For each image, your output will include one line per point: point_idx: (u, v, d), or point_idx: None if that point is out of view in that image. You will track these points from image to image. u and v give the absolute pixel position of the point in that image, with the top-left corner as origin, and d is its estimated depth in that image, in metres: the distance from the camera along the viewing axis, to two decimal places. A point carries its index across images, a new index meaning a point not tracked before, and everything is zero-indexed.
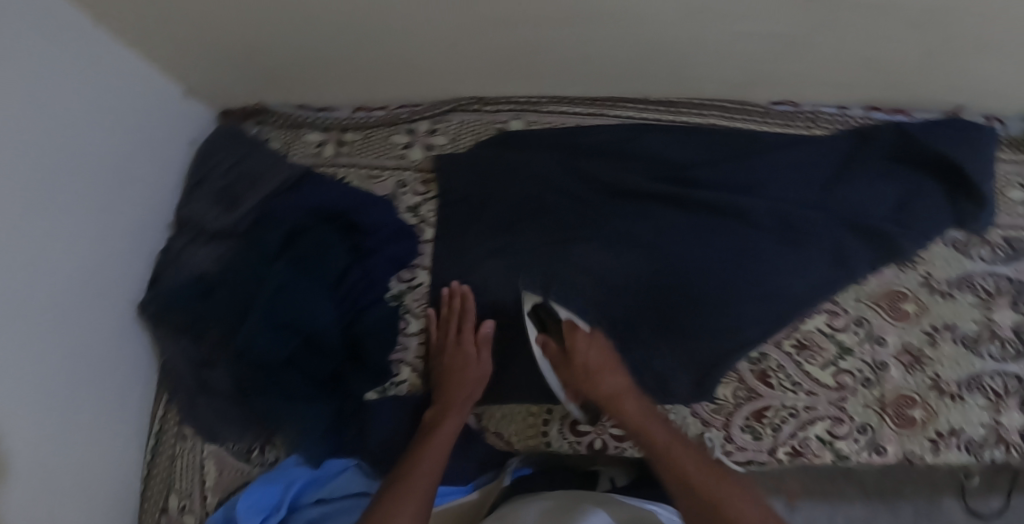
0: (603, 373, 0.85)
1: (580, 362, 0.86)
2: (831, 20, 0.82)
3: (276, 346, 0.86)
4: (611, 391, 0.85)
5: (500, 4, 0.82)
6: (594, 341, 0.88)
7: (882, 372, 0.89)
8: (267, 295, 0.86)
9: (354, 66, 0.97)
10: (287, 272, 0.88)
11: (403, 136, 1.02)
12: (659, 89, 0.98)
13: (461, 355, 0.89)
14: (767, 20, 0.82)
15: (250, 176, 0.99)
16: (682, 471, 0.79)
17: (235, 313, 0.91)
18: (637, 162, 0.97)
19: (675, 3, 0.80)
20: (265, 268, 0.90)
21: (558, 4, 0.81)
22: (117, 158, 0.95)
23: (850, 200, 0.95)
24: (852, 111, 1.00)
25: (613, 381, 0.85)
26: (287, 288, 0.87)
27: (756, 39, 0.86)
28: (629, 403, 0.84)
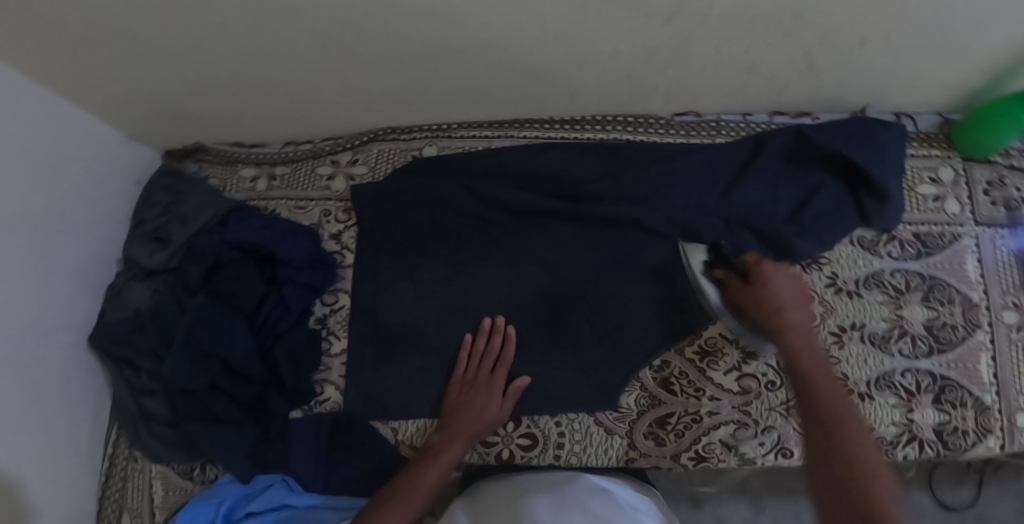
0: (790, 305, 0.77)
1: (755, 289, 0.79)
2: (698, 34, 0.85)
3: (194, 376, 0.92)
4: (798, 320, 0.76)
5: (383, 41, 0.87)
6: (787, 275, 0.79)
7: (787, 374, 0.90)
8: (185, 328, 0.92)
9: (271, 105, 1.03)
10: (205, 306, 0.94)
11: (328, 168, 1.08)
12: (560, 110, 1.01)
13: (483, 391, 0.90)
14: (637, 38, 0.85)
15: (181, 215, 1.05)
16: (824, 414, 0.68)
17: (161, 343, 0.96)
18: (543, 180, 1.00)
19: (543, 28, 0.84)
20: (188, 300, 0.96)
21: (436, 37, 0.86)
22: (61, 205, 1.02)
23: (751, 205, 0.95)
24: (756, 118, 1.01)
25: (794, 316, 0.76)
26: (206, 320, 0.93)
27: (636, 55, 0.88)
28: (805, 341, 0.74)
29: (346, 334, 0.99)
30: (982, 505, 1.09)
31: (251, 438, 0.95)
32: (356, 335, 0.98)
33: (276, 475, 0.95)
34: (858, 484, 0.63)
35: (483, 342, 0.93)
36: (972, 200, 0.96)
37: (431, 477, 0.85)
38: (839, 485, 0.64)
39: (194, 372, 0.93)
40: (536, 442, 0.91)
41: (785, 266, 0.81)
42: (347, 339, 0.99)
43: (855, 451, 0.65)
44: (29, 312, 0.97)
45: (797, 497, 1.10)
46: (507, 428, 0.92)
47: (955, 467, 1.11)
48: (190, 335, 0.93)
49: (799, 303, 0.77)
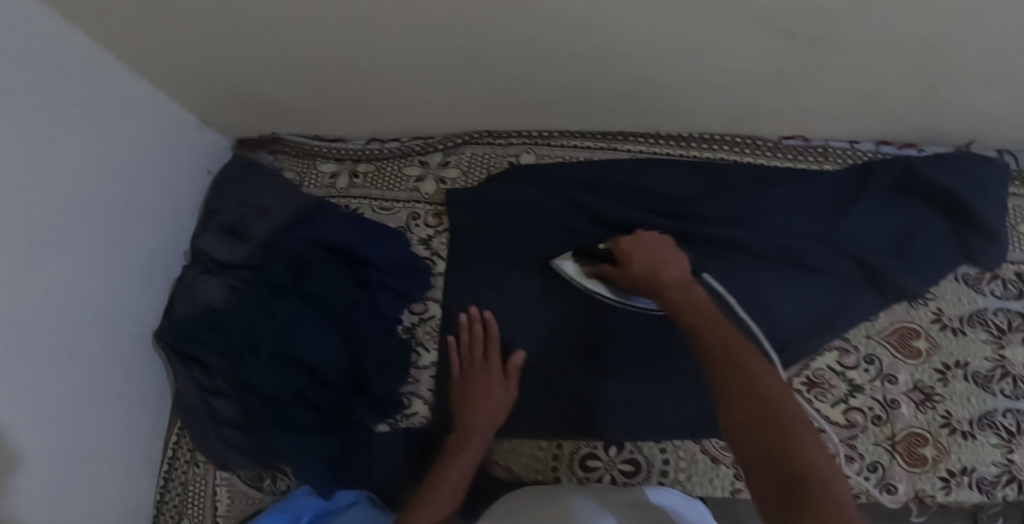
0: (665, 268, 0.82)
1: (633, 265, 0.85)
2: (838, 63, 0.82)
3: (279, 379, 0.88)
4: (674, 282, 0.79)
5: (508, 46, 0.82)
6: (652, 243, 0.86)
7: (894, 409, 0.89)
8: (275, 331, 0.88)
9: (363, 102, 0.98)
10: (297, 309, 0.90)
11: (416, 169, 1.04)
12: (668, 125, 0.98)
13: (483, 375, 0.91)
14: (776, 62, 0.82)
15: (259, 208, 0.99)
16: (724, 352, 0.66)
17: (244, 347, 0.89)
18: (648, 197, 0.97)
19: (684, 47, 0.80)
20: (277, 302, 0.91)
21: (566, 47, 0.82)
22: (132, 193, 0.95)
23: (857, 237, 0.93)
24: (863, 146, 0.99)
25: (670, 275, 0.80)
26: (296, 324, 0.89)
27: (765, 79, 0.85)
28: (682, 294, 0.76)
29: (436, 345, 0.95)
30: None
31: (331, 449, 0.88)
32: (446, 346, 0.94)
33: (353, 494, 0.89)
34: (771, 406, 0.60)
35: (466, 335, 0.93)
36: None
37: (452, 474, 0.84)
38: (747, 414, 0.60)
39: (279, 377, 0.88)
40: (640, 468, 0.88)
41: (651, 235, 0.88)
42: (436, 352, 0.95)
43: (759, 376, 0.63)
44: (86, 309, 0.88)
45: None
46: (608, 453, 0.88)
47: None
48: (278, 339, 0.88)
49: (671, 265, 0.82)
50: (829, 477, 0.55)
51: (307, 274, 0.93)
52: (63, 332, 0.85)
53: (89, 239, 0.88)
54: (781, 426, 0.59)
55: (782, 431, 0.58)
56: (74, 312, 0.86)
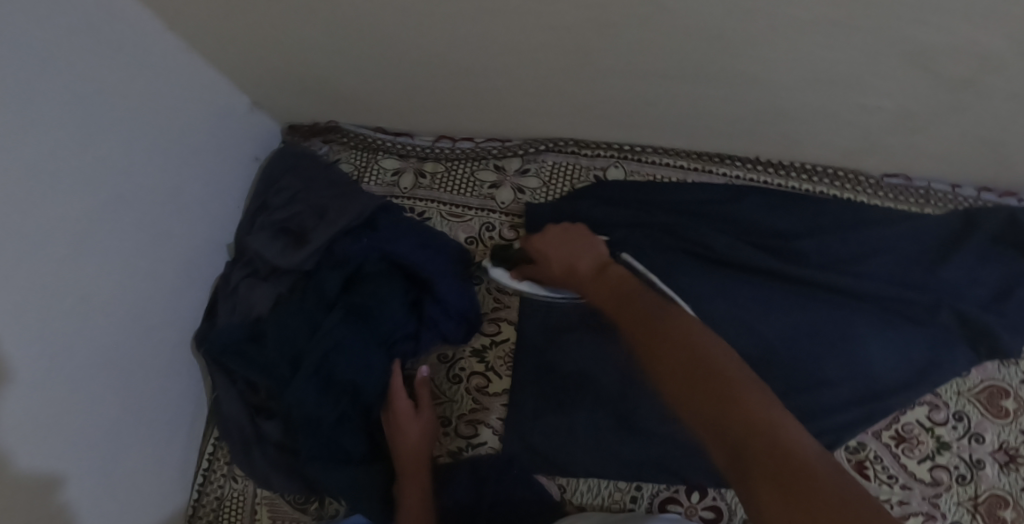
0: (572, 259, 0.81)
1: (547, 260, 0.83)
2: (962, 106, 0.78)
3: (326, 407, 0.81)
4: (586, 272, 0.79)
5: (610, 51, 0.77)
6: (564, 235, 0.83)
7: (979, 469, 0.86)
8: (321, 352, 0.81)
9: (438, 95, 0.90)
10: (347, 327, 0.83)
11: (491, 174, 0.95)
12: (771, 151, 0.92)
13: (414, 427, 0.83)
14: (896, 97, 0.78)
15: (317, 209, 0.91)
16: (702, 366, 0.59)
17: (286, 364, 0.83)
18: (738, 229, 0.92)
19: (802, 72, 0.76)
20: (322, 316, 0.84)
21: (674, 59, 0.77)
22: (179, 181, 0.88)
23: (952, 287, 0.90)
24: (964, 191, 0.94)
25: (582, 264, 0.79)
26: (343, 345, 0.82)
27: (877, 113, 0.82)
28: (609, 290, 0.74)
29: (507, 372, 0.89)
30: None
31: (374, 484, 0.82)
32: (518, 371, 0.88)
33: None
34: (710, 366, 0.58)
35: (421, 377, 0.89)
36: None
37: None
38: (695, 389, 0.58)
39: (329, 404, 0.81)
40: (721, 516, 0.82)
41: (561, 227, 0.85)
42: (508, 379, 0.89)
43: (694, 348, 0.61)
44: (124, 322, 0.80)
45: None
46: (690, 498, 0.83)
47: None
48: (325, 360, 0.81)
49: (583, 252, 0.80)
50: (793, 438, 0.51)
51: (366, 289, 0.85)
52: (98, 347, 0.77)
53: (131, 241, 0.81)
54: (717, 379, 0.57)
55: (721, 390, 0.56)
56: (116, 313, 0.79)
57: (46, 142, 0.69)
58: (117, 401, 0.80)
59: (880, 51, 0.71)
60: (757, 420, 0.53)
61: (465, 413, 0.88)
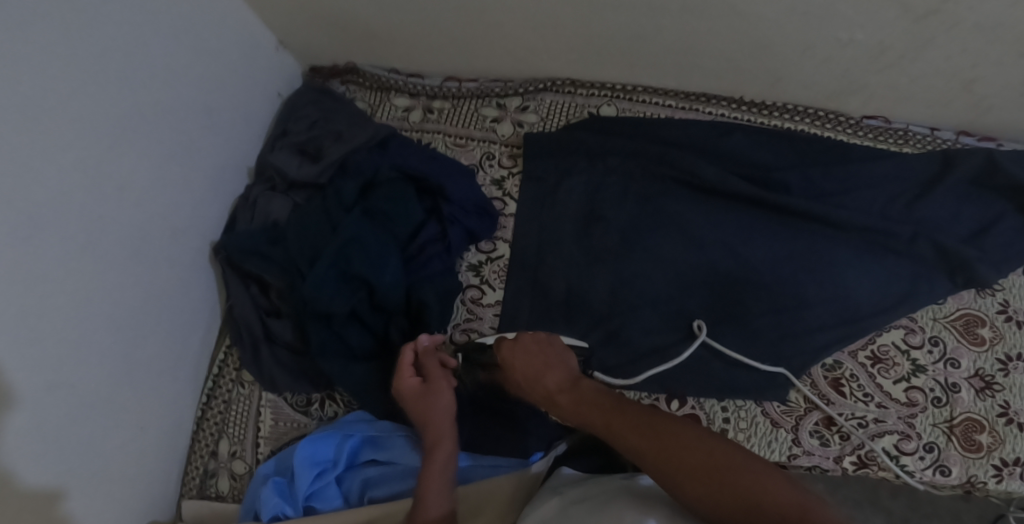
0: (541, 376, 0.76)
1: (516, 368, 0.79)
2: (920, 37, 0.84)
3: (339, 299, 0.88)
4: (554, 392, 0.75)
5: None
6: (535, 342, 0.80)
7: (954, 393, 0.89)
8: (336, 247, 0.88)
9: (447, 35, 1.00)
10: (361, 225, 0.90)
11: (493, 110, 1.03)
12: (751, 90, 1.00)
13: (423, 396, 0.82)
14: (859, 27, 0.84)
15: (333, 132, 1.01)
16: (694, 458, 0.61)
17: (304, 260, 0.90)
18: (724, 159, 0.98)
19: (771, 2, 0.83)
20: (340, 216, 0.92)
21: None
22: (207, 102, 0.98)
23: (930, 219, 0.95)
24: (943, 133, 1.00)
25: (547, 381, 0.76)
26: (358, 242, 0.89)
27: (849, 47, 0.88)
28: (580, 408, 0.72)
29: (501, 285, 0.94)
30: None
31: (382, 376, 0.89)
32: (514, 287, 0.94)
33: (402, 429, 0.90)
34: (706, 462, 0.60)
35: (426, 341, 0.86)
36: None
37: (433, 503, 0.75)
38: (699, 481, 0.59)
39: (340, 297, 0.88)
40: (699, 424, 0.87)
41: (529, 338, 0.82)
42: (502, 291, 0.94)
43: (683, 442, 0.62)
44: (147, 218, 0.90)
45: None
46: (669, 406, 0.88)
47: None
48: (340, 254, 0.88)
49: (549, 365, 0.77)
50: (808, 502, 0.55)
51: (380, 194, 0.93)
52: (124, 237, 0.86)
53: (160, 146, 0.90)
54: (714, 477, 0.59)
55: (722, 486, 0.58)
56: (143, 210, 0.89)
57: (91, 44, 0.79)
58: (132, 286, 0.88)
59: None
60: (775, 500, 0.55)
61: (459, 322, 0.93)
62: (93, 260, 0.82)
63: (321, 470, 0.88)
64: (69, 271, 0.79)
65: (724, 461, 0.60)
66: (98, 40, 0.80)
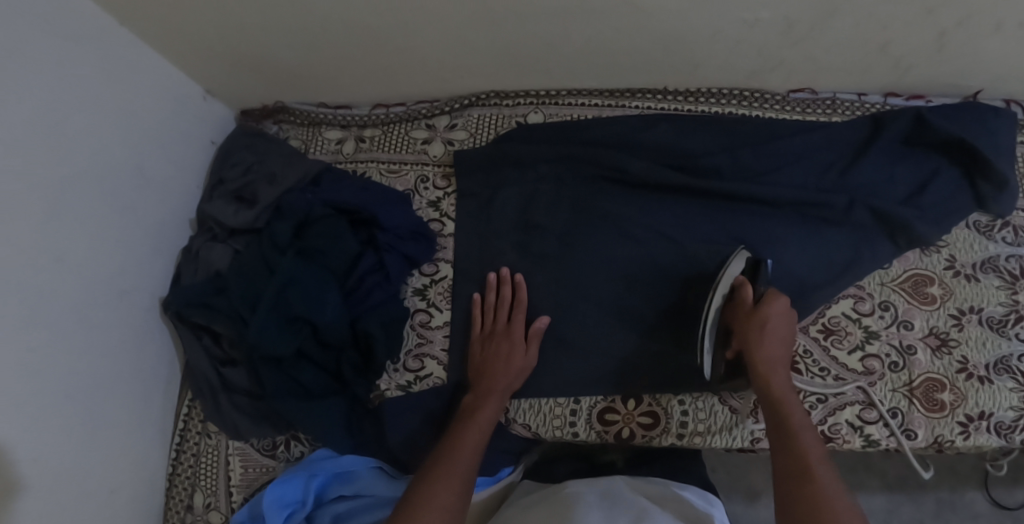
0: (774, 339, 0.80)
1: (762, 316, 0.80)
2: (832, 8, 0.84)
3: (285, 339, 0.89)
4: (770, 357, 0.79)
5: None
6: (789, 318, 0.81)
7: (910, 356, 0.89)
8: (273, 291, 0.89)
9: (369, 65, 1.00)
10: (296, 264, 0.91)
11: (423, 132, 1.04)
12: (674, 80, 1.00)
13: (506, 341, 0.89)
14: (773, 7, 0.84)
15: (268, 173, 1.01)
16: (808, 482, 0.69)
17: (246, 306, 0.92)
18: (654, 151, 0.97)
19: None
20: (277, 257, 0.93)
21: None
22: (139, 161, 0.98)
23: (866, 184, 0.95)
24: (869, 98, 1.01)
25: (773, 345, 0.79)
26: (295, 281, 0.90)
27: (758, 26, 0.87)
28: (777, 381, 0.78)
29: (447, 307, 0.95)
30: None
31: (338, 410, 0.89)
32: (457, 305, 0.94)
33: (364, 460, 0.90)
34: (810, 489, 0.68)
35: (493, 297, 0.92)
36: None
37: (462, 462, 0.79)
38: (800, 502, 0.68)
39: (284, 339, 0.89)
40: (659, 421, 0.88)
41: (789, 312, 0.82)
42: (449, 311, 0.94)
43: (805, 454, 0.71)
44: (89, 284, 0.89)
45: (855, 492, 1.17)
46: (626, 407, 0.88)
47: (1018, 467, 1.16)
48: (279, 295, 0.89)
49: (783, 342, 0.80)
50: None
51: (317, 231, 0.93)
52: (69, 309, 0.86)
53: (94, 213, 0.90)
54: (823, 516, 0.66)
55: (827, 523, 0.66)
56: (86, 278, 0.89)
57: (12, 124, 0.79)
58: (84, 356, 0.88)
59: None
60: None
61: (411, 348, 0.94)
62: (36, 336, 0.81)
63: (290, 511, 0.88)
64: (16, 354, 0.79)
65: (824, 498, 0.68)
66: (16, 114, 0.79)
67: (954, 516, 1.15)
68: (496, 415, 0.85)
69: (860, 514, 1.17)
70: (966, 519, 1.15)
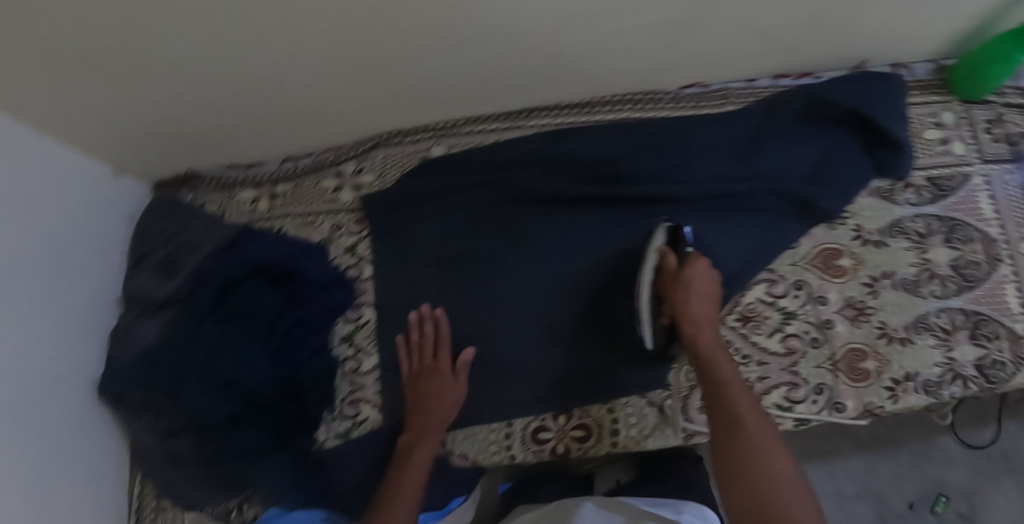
0: (696, 297, 0.83)
1: (686, 277, 0.84)
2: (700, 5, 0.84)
3: (215, 407, 0.89)
4: (695, 314, 0.82)
5: (384, 44, 0.85)
6: (704, 272, 0.84)
7: (829, 329, 0.90)
8: (200, 360, 0.90)
9: (268, 125, 1.00)
10: (218, 332, 0.91)
11: (332, 180, 1.03)
12: (568, 93, 1.01)
13: (438, 378, 0.90)
14: (643, 16, 0.85)
15: (187, 243, 1.03)
16: (739, 430, 0.72)
17: (176, 380, 0.91)
18: (559, 165, 0.98)
19: (544, 16, 0.83)
20: (200, 327, 0.93)
21: (436, 36, 0.85)
22: (54, 251, 0.96)
23: (773, 163, 0.95)
24: (760, 83, 1.01)
25: (699, 304, 0.82)
26: (219, 349, 0.90)
27: (635, 33, 0.88)
28: (706, 333, 0.81)
29: (376, 349, 0.96)
30: (1005, 442, 1.16)
31: (285, 468, 0.90)
32: (386, 348, 0.95)
33: (316, 513, 0.95)
34: (738, 437, 0.72)
35: (417, 334, 0.93)
36: (976, 139, 1.00)
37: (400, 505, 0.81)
38: (733, 450, 0.72)
39: (217, 407, 0.89)
40: (591, 432, 0.90)
41: (707, 265, 0.85)
42: (377, 354, 0.95)
43: (737, 401, 0.74)
44: (17, 387, 0.88)
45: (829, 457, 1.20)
46: (559, 424, 0.90)
47: (979, 405, 1.18)
48: (206, 363, 0.90)
49: (703, 297, 0.83)
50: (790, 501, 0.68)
51: (237, 293, 0.93)
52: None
53: (12, 315, 0.88)
54: (745, 462, 0.71)
55: (755, 469, 0.70)
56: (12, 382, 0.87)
57: None
58: (23, 466, 0.87)
59: None
60: (772, 492, 0.68)
61: (346, 395, 0.94)
62: None
63: None
64: None
65: (754, 444, 0.71)
66: None
67: (928, 463, 1.18)
68: (436, 449, 0.87)
69: (838, 476, 1.19)
70: (941, 464, 1.17)
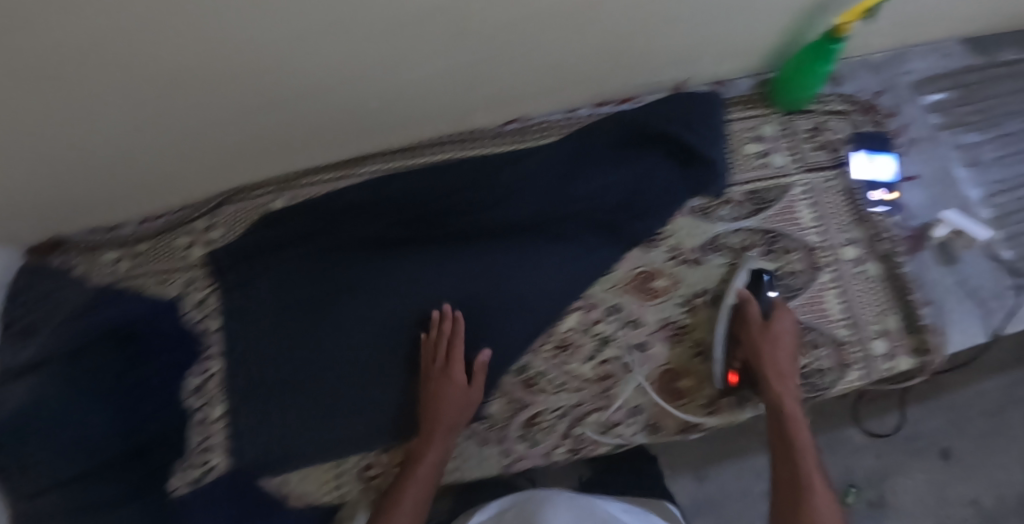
0: (777, 348, 0.90)
1: (779, 325, 0.91)
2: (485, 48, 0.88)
3: (59, 465, 0.94)
4: (772, 364, 0.89)
5: (195, 114, 0.89)
6: (797, 324, 0.92)
7: (642, 352, 0.98)
8: (42, 422, 0.94)
9: (111, 193, 1.04)
10: (64, 393, 0.95)
11: (185, 238, 1.08)
12: (394, 139, 1.06)
13: (450, 385, 0.93)
14: (434, 64, 0.90)
15: (53, 307, 1.05)
16: (805, 477, 0.82)
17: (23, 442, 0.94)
18: (386, 209, 1.00)
19: (330, 73, 0.86)
20: (48, 389, 0.96)
21: (240, 102, 0.89)
22: None
23: (589, 191, 0.97)
24: (580, 112, 1.07)
25: (781, 354, 0.90)
26: (64, 409, 0.95)
27: (433, 79, 0.93)
28: (781, 382, 0.89)
29: (222, 399, 1.02)
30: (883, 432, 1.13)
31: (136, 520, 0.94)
32: (232, 397, 1.01)
33: None
34: (807, 482, 0.81)
35: (436, 332, 0.95)
36: (797, 150, 1.04)
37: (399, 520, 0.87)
38: (794, 495, 0.81)
39: (64, 464, 0.94)
40: None
41: (795, 320, 0.93)
42: (223, 402, 1.01)
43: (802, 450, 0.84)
44: None
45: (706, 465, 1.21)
46: (383, 461, 1.00)
47: None
48: (50, 425, 0.94)
49: (786, 348, 0.91)
50: None
51: (86, 356, 0.98)
52: None
53: None
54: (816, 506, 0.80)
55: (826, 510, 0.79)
56: None
57: None
58: None
59: (385, 35, 0.82)
60: None
61: (196, 444, 1.01)
62: None
63: None
64: None
65: (814, 487, 0.81)
66: None
67: None
68: (443, 454, 0.92)
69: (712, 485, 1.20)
70: None
